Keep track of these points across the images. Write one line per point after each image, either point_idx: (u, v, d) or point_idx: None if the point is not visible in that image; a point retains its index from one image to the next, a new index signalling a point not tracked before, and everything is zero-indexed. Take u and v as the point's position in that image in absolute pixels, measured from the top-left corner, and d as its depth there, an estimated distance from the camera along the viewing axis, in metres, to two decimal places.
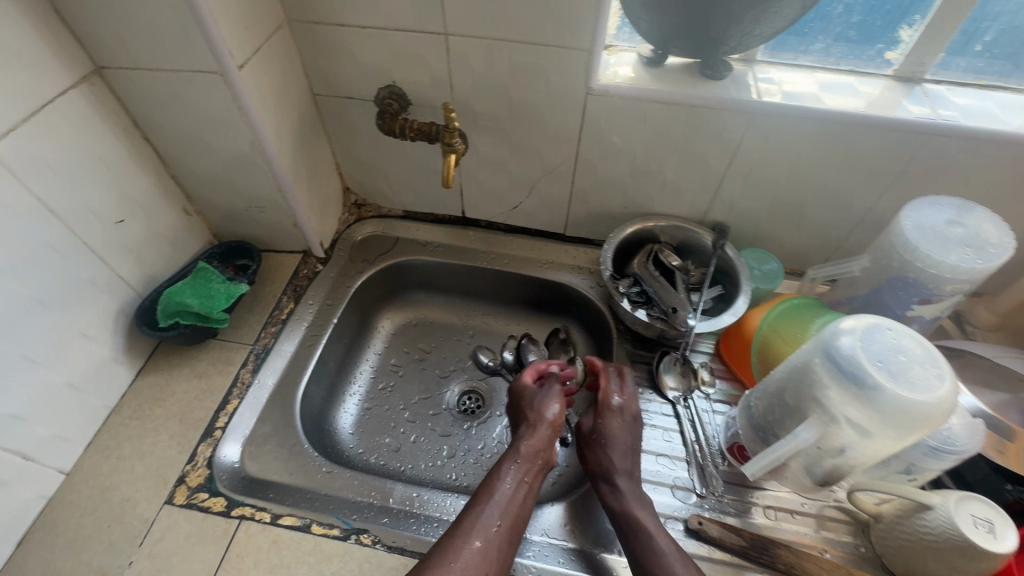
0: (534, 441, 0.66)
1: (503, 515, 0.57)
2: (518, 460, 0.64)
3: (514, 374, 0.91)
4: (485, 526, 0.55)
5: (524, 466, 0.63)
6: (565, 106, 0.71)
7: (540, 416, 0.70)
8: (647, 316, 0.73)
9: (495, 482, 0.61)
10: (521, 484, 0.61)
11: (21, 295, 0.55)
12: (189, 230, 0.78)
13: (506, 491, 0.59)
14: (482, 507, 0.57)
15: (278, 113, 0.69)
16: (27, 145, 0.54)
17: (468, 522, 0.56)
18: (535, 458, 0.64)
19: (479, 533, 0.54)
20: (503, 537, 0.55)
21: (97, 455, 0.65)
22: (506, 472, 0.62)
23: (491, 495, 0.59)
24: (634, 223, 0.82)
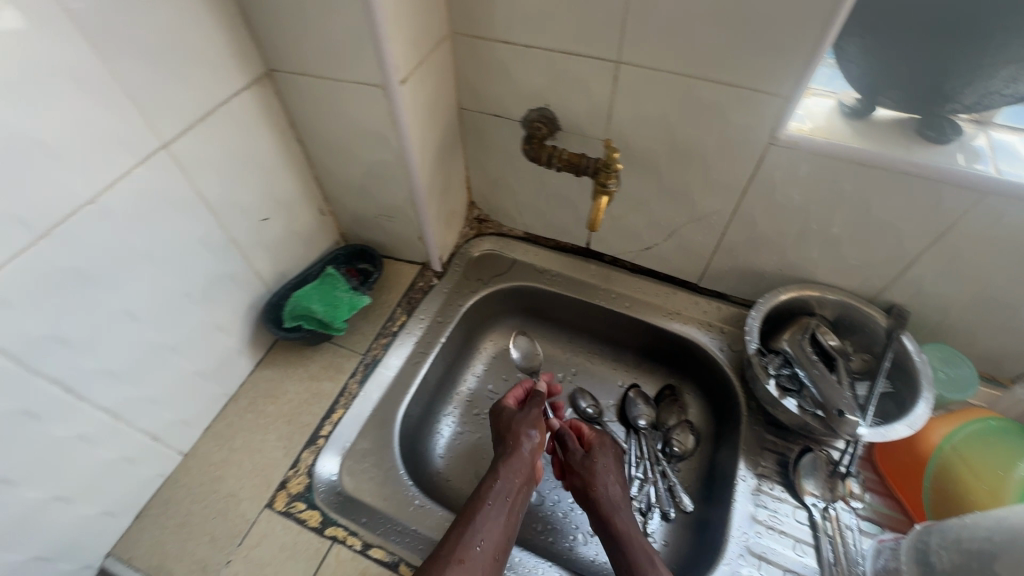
0: (518, 461, 0.63)
1: (488, 535, 0.55)
2: (498, 478, 0.61)
3: (616, 427, 0.84)
4: (470, 550, 0.53)
5: (505, 487, 0.60)
6: (737, 154, 0.63)
7: (520, 436, 0.66)
8: (798, 407, 0.62)
9: (482, 503, 0.58)
10: (506, 509, 0.59)
11: (173, 287, 0.57)
12: (321, 230, 0.79)
13: (493, 515, 0.57)
14: (469, 526, 0.55)
15: (427, 127, 0.67)
16: (201, 145, 0.55)
17: (454, 547, 0.53)
18: (518, 476, 0.62)
19: (464, 555, 0.53)
20: (486, 557, 0.53)
21: (211, 442, 0.67)
22: (489, 492, 0.59)
23: (476, 516, 0.56)
24: (789, 290, 0.72)
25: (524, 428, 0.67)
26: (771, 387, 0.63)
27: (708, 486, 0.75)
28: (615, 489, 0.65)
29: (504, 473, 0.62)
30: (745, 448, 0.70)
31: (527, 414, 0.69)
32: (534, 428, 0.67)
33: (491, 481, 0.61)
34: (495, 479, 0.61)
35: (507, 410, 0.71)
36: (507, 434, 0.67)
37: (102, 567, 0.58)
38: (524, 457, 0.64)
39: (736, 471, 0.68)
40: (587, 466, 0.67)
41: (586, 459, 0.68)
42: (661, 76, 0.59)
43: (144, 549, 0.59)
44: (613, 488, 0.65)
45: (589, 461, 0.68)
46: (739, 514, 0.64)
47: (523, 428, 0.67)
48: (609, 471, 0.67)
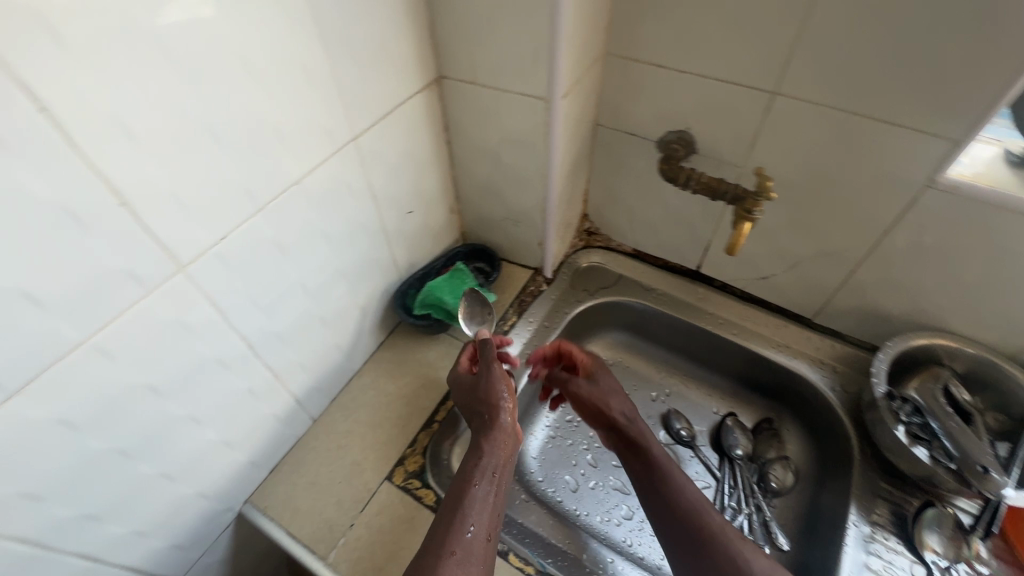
0: (498, 429, 0.58)
1: (479, 518, 0.51)
2: (483, 456, 0.56)
3: (709, 453, 0.83)
4: (462, 538, 0.48)
5: (492, 463, 0.56)
6: (887, 193, 0.62)
7: (494, 402, 0.60)
8: (929, 457, 0.62)
9: (466, 485, 0.53)
10: (494, 484, 0.55)
11: (335, 265, 0.63)
12: (448, 227, 0.83)
13: (481, 497, 0.53)
14: (454, 512, 0.51)
15: (570, 140, 0.70)
16: (379, 139, 0.61)
17: (443, 539, 0.48)
18: (503, 448, 0.57)
19: (457, 544, 0.48)
20: (483, 541, 0.49)
21: (338, 412, 0.72)
22: (473, 473, 0.54)
23: (464, 499, 0.52)
24: (919, 337, 0.69)
25: (493, 390, 0.61)
26: (900, 434, 0.63)
27: (807, 527, 0.74)
28: (624, 406, 0.69)
29: (489, 448, 0.57)
30: (857, 493, 0.68)
31: (490, 375, 0.62)
32: (503, 388, 0.61)
33: (473, 461, 0.56)
34: (480, 454, 0.56)
35: (466, 377, 0.65)
36: (478, 405, 0.61)
37: (241, 511, 0.64)
38: (505, 429, 0.59)
39: (846, 516, 0.67)
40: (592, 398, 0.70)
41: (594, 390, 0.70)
42: (819, 110, 0.60)
43: (278, 500, 0.64)
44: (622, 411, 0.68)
45: (595, 386, 0.70)
46: (851, 560, 0.62)
47: (491, 389, 0.61)
48: (615, 391, 0.70)
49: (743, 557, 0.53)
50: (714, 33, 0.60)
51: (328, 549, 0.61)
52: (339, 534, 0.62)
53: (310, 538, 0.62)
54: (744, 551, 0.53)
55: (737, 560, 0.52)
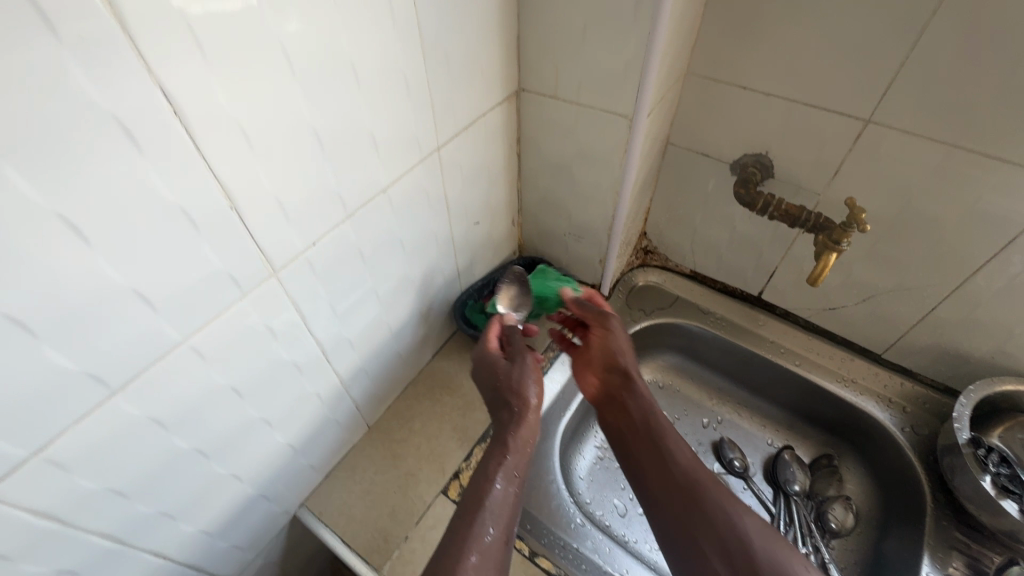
0: (515, 416, 0.54)
1: (497, 519, 0.47)
2: (506, 454, 0.52)
3: (764, 487, 0.81)
4: (481, 539, 0.44)
5: (514, 462, 0.51)
6: (984, 230, 0.59)
7: (522, 394, 0.56)
8: (1018, 511, 0.58)
9: (488, 486, 0.49)
10: (512, 478, 0.51)
11: (405, 273, 0.62)
12: (507, 239, 0.83)
13: (502, 495, 0.49)
14: (472, 514, 0.46)
15: (644, 158, 0.69)
16: (459, 149, 0.60)
17: (461, 539, 0.44)
18: (523, 443, 0.53)
19: (474, 548, 0.43)
20: (501, 544, 0.45)
21: (394, 420, 0.71)
22: (495, 471, 0.50)
23: (485, 500, 0.48)
24: (1007, 384, 0.65)
25: (517, 377, 0.57)
26: (986, 483, 0.60)
27: (870, 573, 0.70)
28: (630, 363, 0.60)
29: (510, 445, 0.52)
30: (930, 543, 0.64)
31: (522, 362, 0.58)
32: (531, 375, 0.57)
33: (493, 458, 0.52)
34: (503, 451, 0.52)
35: (494, 355, 0.61)
36: (505, 392, 0.57)
37: (295, 514, 0.64)
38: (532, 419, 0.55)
39: (919, 566, 0.63)
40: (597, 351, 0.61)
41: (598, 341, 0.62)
42: (916, 142, 0.57)
43: (333, 506, 0.64)
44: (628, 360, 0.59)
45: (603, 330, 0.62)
46: None
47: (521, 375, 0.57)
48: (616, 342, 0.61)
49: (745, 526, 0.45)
50: (808, 57, 0.58)
51: (382, 561, 0.60)
52: (393, 546, 0.61)
53: (364, 548, 0.61)
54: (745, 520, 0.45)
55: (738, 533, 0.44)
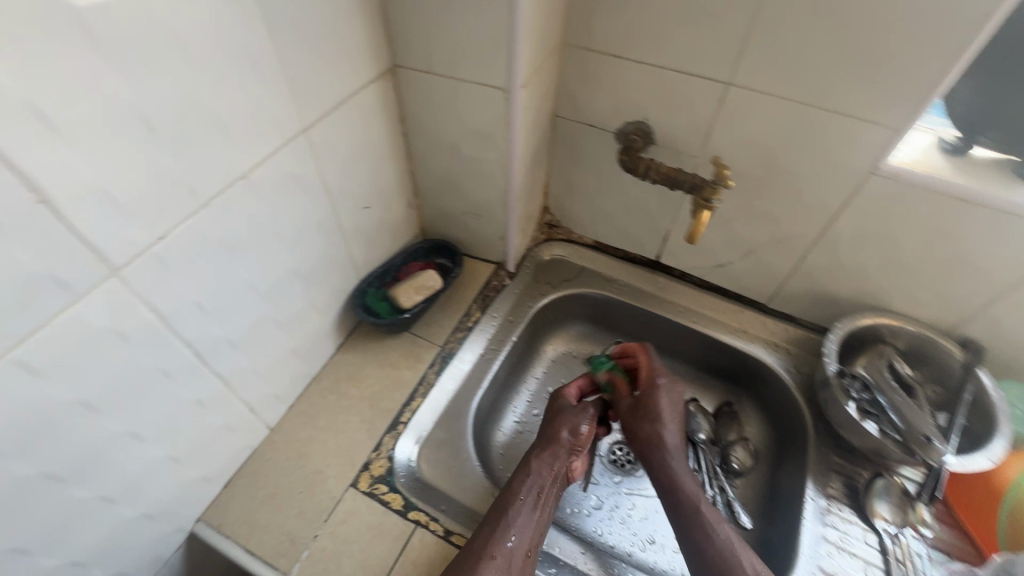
0: (551, 455, 0.65)
1: (520, 532, 0.57)
2: (529, 476, 0.62)
3: None
4: (503, 544, 0.55)
5: (535, 487, 0.61)
6: (833, 180, 0.65)
7: (555, 431, 0.67)
8: (878, 431, 0.66)
9: (513, 499, 0.59)
10: (539, 505, 0.60)
11: (287, 264, 0.59)
12: (406, 222, 0.81)
13: (528, 514, 0.59)
14: (499, 525, 0.57)
15: (530, 132, 0.70)
16: (331, 130, 0.58)
17: (487, 541, 0.55)
18: (547, 474, 0.63)
19: (496, 553, 0.54)
20: (518, 552, 0.56)
21: (297, 419, 0.69)
22: (520, 490, 0.60)
23: (508, 512, 0.58)
24: (865, 316, 0.73)
25: (575, 422, 0.68)
26: (851, 410, 0.66)
27: (766, 504, 0.76)
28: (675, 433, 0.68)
29: (534, 468, 0.63)
30: (813, 469, 0.71)
31: (579, 412, 0.70)
32: (583, 421, 0.69)
33: (523, 479, 0.62)
34: (526, 475, 0.62)
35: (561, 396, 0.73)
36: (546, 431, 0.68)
37: (193, 530, 0.60)
38: (561, 451, 0.66)
39: (804, 491, 0.70)
40: (637, 414, 0.70)
41: (637, 401, 0.71)
42: (769, 101, 0.61)
43: (234, 517, 0.61)
44: (672, 432, 0.68)
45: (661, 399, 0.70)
46: (809, 533, 0.65)
47: (576, 417, 0.69)
48: (666, 412, 0.69)
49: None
50: (669, 23, 0.61)
51: (290, 563, 0.58)
52: (301, 547, 0.59)
53: (270, 554, 0.58)
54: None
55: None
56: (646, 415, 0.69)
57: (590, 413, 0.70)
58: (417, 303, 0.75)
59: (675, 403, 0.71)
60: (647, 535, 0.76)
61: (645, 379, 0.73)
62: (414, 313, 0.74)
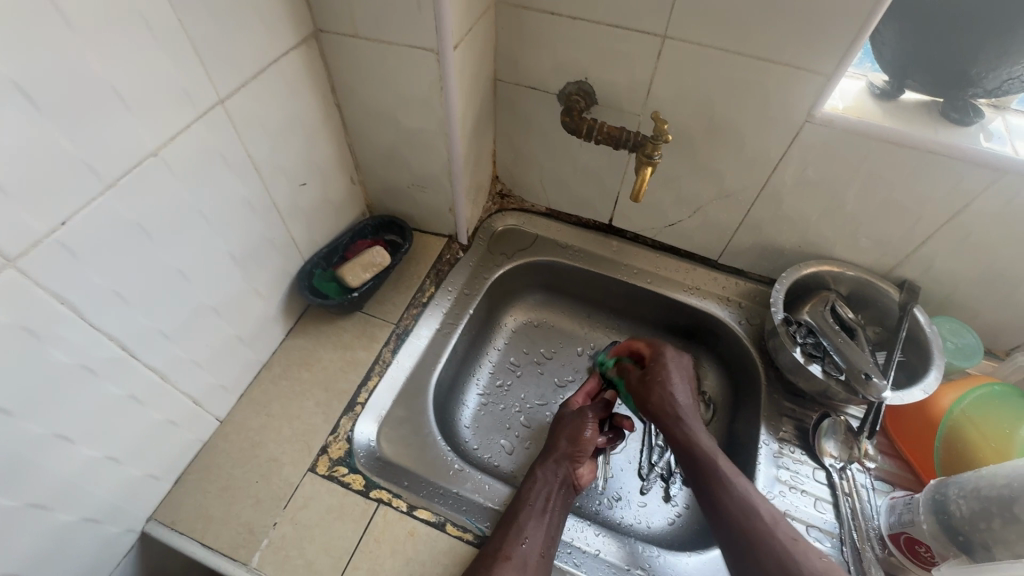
0: (554, 465, 0.66)
1: (532, 537, 0.57)
2: (536, 481, 0.64)
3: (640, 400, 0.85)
4: (518, 547, 0.56)
5: (542, 492, 0.62)
6: (772, 131, 0.65)
7: (556, 440, 0.70)
8: (822, 372, 0.68)
9: (522, 505, 0.61)
10: (547, 510, 0.61)
11: (220, 247, 0.56)
12: (351, 199, 0.78)
13: (538, 518, 0.59)
14: (508, 531, 0.57)
15: (469, 98, 0.67)
16: (253, 102, 0.54)
17: (501, 544, 0.56)
18: (553, 481, 0.64)
19: (511, 558, 0.55)
20: (532, 555, 0.56)
21: (248, 409, 0.66)
22: (528, 495, 0.62)
23: (517, 517, 0.59)
24: (808, 265, 0.75)
25: (576, 428, 0.70)
26: (797, 354, 0.69)
27: (724, 453, 0.79)
28: (687, 401, 0.70)
29: (539, 475, 0.64)
30: (765, 415, 0.73)
31: (579, 419, 0.71)
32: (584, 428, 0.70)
33: (531, 484, 0.63)
34: (533, 481, 0.64)
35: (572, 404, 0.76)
36: (551, 440, 0.70)
37: (144, 531, 0.57)
38: (561, 457, 0.67)
39: (757, 437, 0.72)
40: (648, 384, 0.72)
41: (646, 374, 0.73)
42: (705, 53, 0.61)
43: (187, 513, 0.59)
44: (682, 394, 0.70)
45: (664, 371, 0.72)
46: (763, 475, 0.68)
47: (577, 424, 0.70)
48: (674, 381, 0.71)
49: (799, 568, 0.53)
50: None
51: (250, 553, 0.56)
52: (261, 536, 0.57)
53: (228, 546, 0.57)
54: (800, 563, 0.53)
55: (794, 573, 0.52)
56: (655, 384, 0.72)
57: (589, 416, 0.72)
58: (365, 281, 0.72)
59: (682, 371, 0.73)
60: (613, 493, 0.77)
61: (647, 358, 0.75)
62: (363, 292, 0.72)
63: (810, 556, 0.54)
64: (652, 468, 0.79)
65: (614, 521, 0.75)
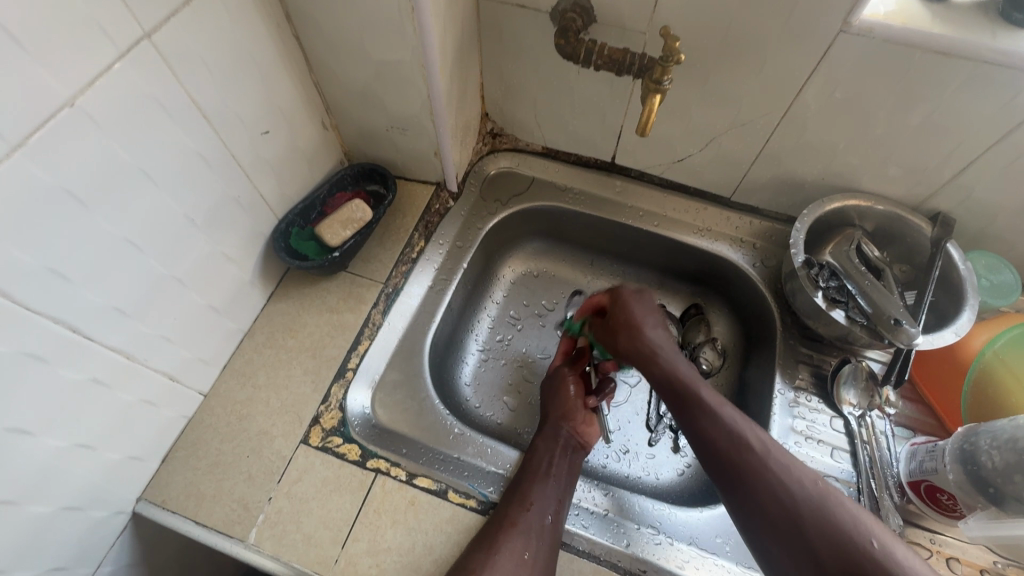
0: (553, 431, 0.65)
1: (544, 503, 0.55)
2: (536, 450, 0.61)
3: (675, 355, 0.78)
4: (524, 514, 0.53)
5: (545, 457, 0.60)
6: (800, 45, 0.56)
7: (550, 412, 0.68)
8: (846, 318, 0.63)
9: (527, 471, 0.58)
10: (553, 475, 0.59)
11: (174, 210, 0.50)
12: (324, 146, 0.71)
13: (543, 482, 0.57)
14: (513, 500, 0.55)
15: (447, 21, 0.58)
16: (189, 35, 0.46)
17: (508, 511, 0.54)
18: (555, 446, 0.62)
19: (518, 529, 0.52)
20: (541, 523, 0.53)
21: (232, 380, 0.62)
22: (531, 461, 0.59)
23: (523, 484, 0.57)
24: (834, 199, 0.68)
25: (560, 392, 0.69)
26: (819, 300, 0.63)
27: (736, 401, 0.76)
28: (660, 336, 0.66)
29: (538, 442, 0.62)
30: (781, 363, 0.69)
31: (560, 380, 0.71)
32: (570, 387, 0.69)
33: (533, 450, 0.61)
34: (533, 451, 0.61)
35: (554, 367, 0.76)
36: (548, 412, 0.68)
37: (136, 511, 0.55)
38: (558, 425, 0.65)
39: (772, 386, 0.69)
40: (612, 329, 0.68)
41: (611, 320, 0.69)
42: None
43: (178, 491, 0.56)
44: (654, 332, 0.66)
45: (630, 308, 0.68)
46: (778, 425, 0.65)
47: (560, 387, 0.70)
48: (645, 320, 0.67)
49: (792, 492, 0.50)
50: None
51: (246, 530, 0.54)
52: (256, 511, 0.55)
53: (224, 523, 0.55)
54: (792, 488, 0.50)
55: (789, 504, 0.49)
56: (623, 329, 0.67)
57: (569, 375, 0.71)
58: (347, 239, 0.66)
59: (648, 309, 0.68)
60: (621, 446, 0.75)
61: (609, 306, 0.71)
62: (345, 251, 0.66)
63: (802, 480, 0.51)
64: (660, 418, 0.76)
65: (624, 475, 0.73)
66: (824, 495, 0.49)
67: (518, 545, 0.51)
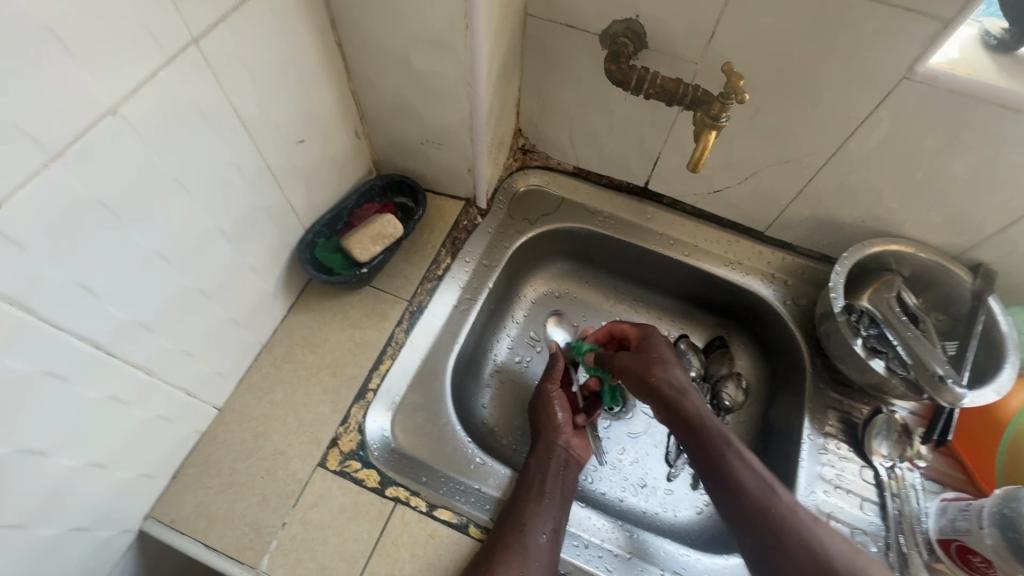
0: (546, 447, 0.63)
1: (541, 526, 0.54)
2: (533, 476, 0.58)
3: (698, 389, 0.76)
4: (520, 534, 0.52)
5: (538, 475, 0.58)
6: (859, 89, 0.55)
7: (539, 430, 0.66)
8: (884, 368, 0.63)
9: (524, 492, 0.57)
10: (546, 493, 0.57)
11: (205, 222, 0.48)
12: (355, 156, 0.68)
13: (537, 502, 0.55)
14: (510, 519, 0.54)
15: (496, 38, 0.56)
16: (235, 41, 0.44)
17: (504, 532, 0.53)
18: (549, 463, 0.61)
19: (514, 553, 0.51)
20: (543, 552, 0.52)
21: (249, 395, 0.60)
22: (525, 485, 0.57)
23: (519, 502, 0.55)
24: (876, 243, 0.67)
25: (545, 409, 0.67)
26: (858, 347, 0.63)
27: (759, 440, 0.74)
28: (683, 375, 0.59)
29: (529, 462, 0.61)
30: (810, 406, 0.68)
31: (544, 400, 0.68)
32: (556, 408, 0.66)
33: (526, 467, 0.59)
34: (527, 471, 0.59)
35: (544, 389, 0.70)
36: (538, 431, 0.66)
37: (142, 529, 0.53)
38: (547, 445, 0.63)
39: (800, 429, 0.67)
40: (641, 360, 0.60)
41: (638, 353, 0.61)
42: None
43: (188, 511, 0.54)
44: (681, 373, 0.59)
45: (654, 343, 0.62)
46: (806, 472, 0.63)
47: (546, 407, 0.67)
48: (671, 360, 0.60)
49: (826, 548, 0.46)
50: None
51: (258, 556, 0.52)
52: (269, 537, 0.53)
53: (234, 548, 0.52)
54: (827, 544, 0.47)
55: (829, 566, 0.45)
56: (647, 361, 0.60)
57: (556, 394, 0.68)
58: (375, 255, 0.64)
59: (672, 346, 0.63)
60: (639, 480, 0.73)
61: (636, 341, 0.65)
62: (373, 267, 0.64)
63: (834, 538, 0.47)
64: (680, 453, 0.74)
65: (643, 513, 0.71)
66: (858, 553, 0.47)
67: (513, 568, 0.50)
